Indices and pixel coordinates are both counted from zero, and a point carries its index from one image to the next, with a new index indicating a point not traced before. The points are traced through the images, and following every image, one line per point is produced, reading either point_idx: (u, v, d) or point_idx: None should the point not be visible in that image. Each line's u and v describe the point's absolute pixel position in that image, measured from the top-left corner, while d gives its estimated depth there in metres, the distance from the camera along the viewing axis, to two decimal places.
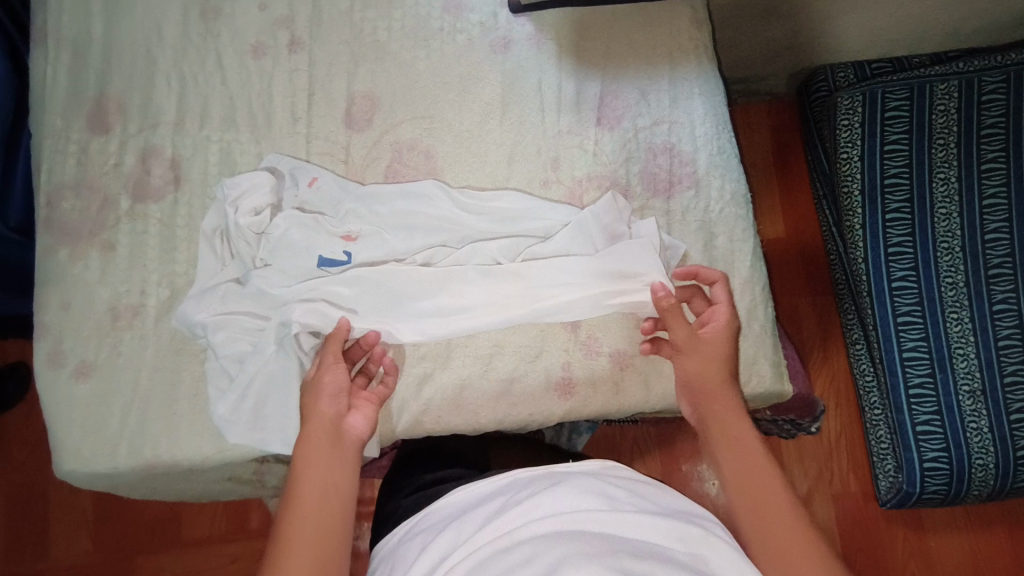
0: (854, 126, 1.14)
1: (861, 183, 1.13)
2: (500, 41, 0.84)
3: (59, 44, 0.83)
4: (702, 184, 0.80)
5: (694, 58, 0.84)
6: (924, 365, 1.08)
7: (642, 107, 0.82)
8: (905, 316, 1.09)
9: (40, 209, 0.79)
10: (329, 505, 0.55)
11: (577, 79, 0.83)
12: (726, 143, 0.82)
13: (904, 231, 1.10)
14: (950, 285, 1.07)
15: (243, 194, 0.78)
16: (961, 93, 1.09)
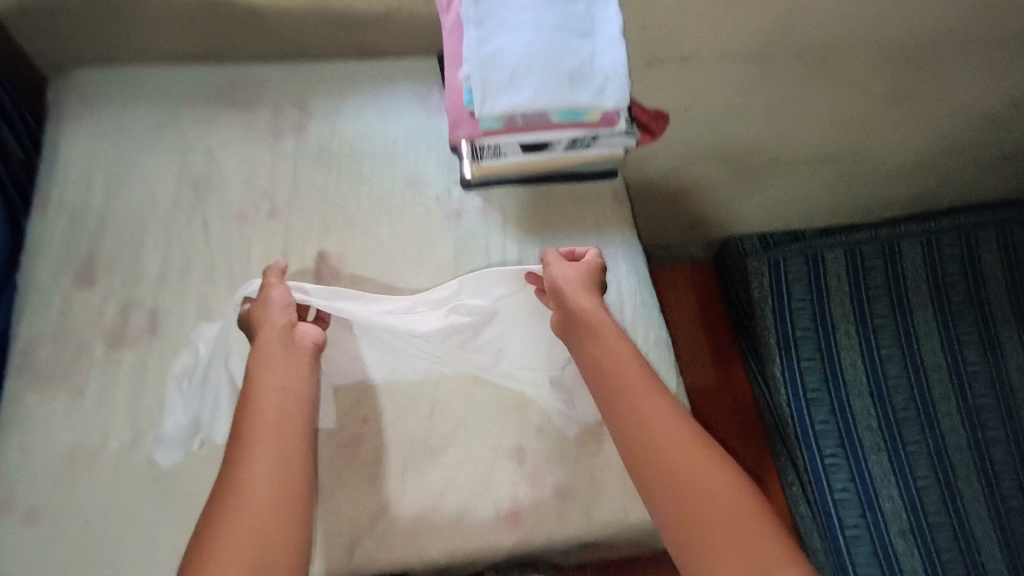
0: (764, 286, 1.32)
1: (777, 337, 1.29)
2: (453, 213, 0.99)
3: (58, 211, 0.93)
4: (630, 331, 0.92)
5: (617, 228, 1.01)
6: (854, 504, 1.18)
7: None
8: (831, 457, 1.21)
9: (15, 355, 0.84)
10: (277, 459, 0.64)
11: (519, 244, 0.98)
12: (647, 297, 0.96)
13: (819, 379, 1.25)
14: (867, 428, 1.21)
15: (216, 344, 0.84)
16: (848, 259, 1.30)
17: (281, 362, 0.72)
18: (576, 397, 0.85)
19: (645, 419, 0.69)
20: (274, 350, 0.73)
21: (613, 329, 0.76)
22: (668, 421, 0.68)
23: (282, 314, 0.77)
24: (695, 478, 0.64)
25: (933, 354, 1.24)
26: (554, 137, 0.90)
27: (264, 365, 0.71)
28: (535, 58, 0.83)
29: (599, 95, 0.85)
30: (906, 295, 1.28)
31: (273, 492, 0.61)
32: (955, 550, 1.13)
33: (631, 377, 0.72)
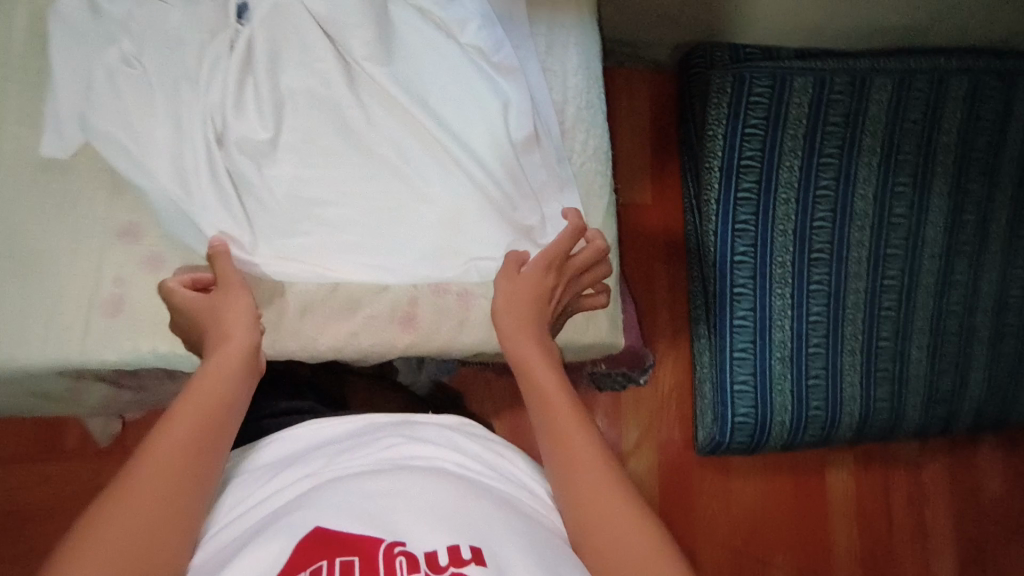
0: (722, 105, 1.21)
1: (720, 161, 1.21)
2: None
3: None
4: (566, 139, 0.81)
5: (576, 8, 0.83)
6: (747, 331, 1.21)
7: (522, 47, 0.80)
8: (740, 287, 1.21)
9: None
10: (196, 405, 0.53)
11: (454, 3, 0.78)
12: (594, 98, 0.83)
13: (750, 210, 1.20)
14: (781, 263, 1.19)
15: (59, 87, 0.68)
16: (814, 89, 1.19)
17: (227, 312, 0.61)
18: (502, 195, 0.77)
19: (532, 374, 0.60)
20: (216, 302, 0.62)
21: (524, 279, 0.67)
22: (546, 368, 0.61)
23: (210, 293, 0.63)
24: (558, 427, 0.56)
25: (863, 200, 1.19)
26: None
27: (223, 310, 0.61)
28: None
29: None
30: (861, 133, 1.19)
31: (194, 425, 0.51)
32: (823, 379, 1.21)
33: (529, 322, 0.65)
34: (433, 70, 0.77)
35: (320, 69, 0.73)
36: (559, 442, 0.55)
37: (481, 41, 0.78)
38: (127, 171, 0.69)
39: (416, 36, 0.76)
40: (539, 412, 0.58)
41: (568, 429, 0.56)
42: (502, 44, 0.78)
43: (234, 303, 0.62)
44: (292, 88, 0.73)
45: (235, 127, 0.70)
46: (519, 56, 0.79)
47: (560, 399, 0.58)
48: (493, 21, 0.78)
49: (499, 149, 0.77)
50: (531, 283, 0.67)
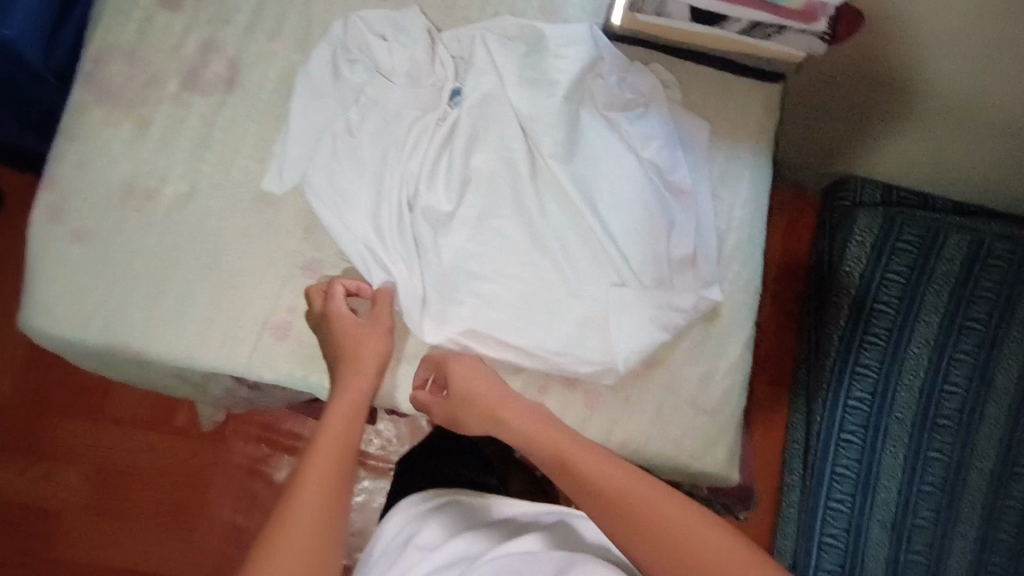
0: (865, 245, 1.17)
1: (852, 300, 1.17)
2: (569, 41, 0.81)
3: None
4: (722, 264, 0.83)
5: (756, 143, 0.86)
6: (849, 482, 1.13)
7: (697, 172, 0.83)
8: (849, 433, 1.14)
9: (85, 63, 0.77)
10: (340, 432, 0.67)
11: (644, 121, 0.82)
12: (757, 232, 0.84)
13: (875, 356, 1.15)
14: (898, 419, 1.13)
15: (293, 134, 0.78)
16: (970, 249, 1.14)
17: (365, 351, 0.73)
18: (650, 306, 0.79)
19: (574, 452, 0.66)
20: (361, 334, 0.74)
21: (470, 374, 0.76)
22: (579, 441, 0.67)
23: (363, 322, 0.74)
24: (622, 492, 0.61)
25: (1006, 375, 1.10)
26: (734, 12, 0.72)
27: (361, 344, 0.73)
28: None
29: None
30: (1014, 304, 1.12)
31: (336, 457, 0.64)
32: (926, 559, 1.09)
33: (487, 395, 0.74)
34: (607, 177, 0.81)
35: (508, 156, 0.79)
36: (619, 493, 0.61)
37: (660, 159, 0.82)
38: (326, 215, 0.77)
39: (601, 143, 0.81)
40: (588, 482, 0.64)
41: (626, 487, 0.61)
42: (680, 166, 0.82)
43: (377, 341, 0.74)
44: (480, 168, 0.79)
45: (426, 196, 0.78)
46: (694, 180, 0.83)
47: (612, 467, 0.63)
48: (675, 143, 0.82)
49: (656, 264, 0.81)
50: (482, 377, 0.76)
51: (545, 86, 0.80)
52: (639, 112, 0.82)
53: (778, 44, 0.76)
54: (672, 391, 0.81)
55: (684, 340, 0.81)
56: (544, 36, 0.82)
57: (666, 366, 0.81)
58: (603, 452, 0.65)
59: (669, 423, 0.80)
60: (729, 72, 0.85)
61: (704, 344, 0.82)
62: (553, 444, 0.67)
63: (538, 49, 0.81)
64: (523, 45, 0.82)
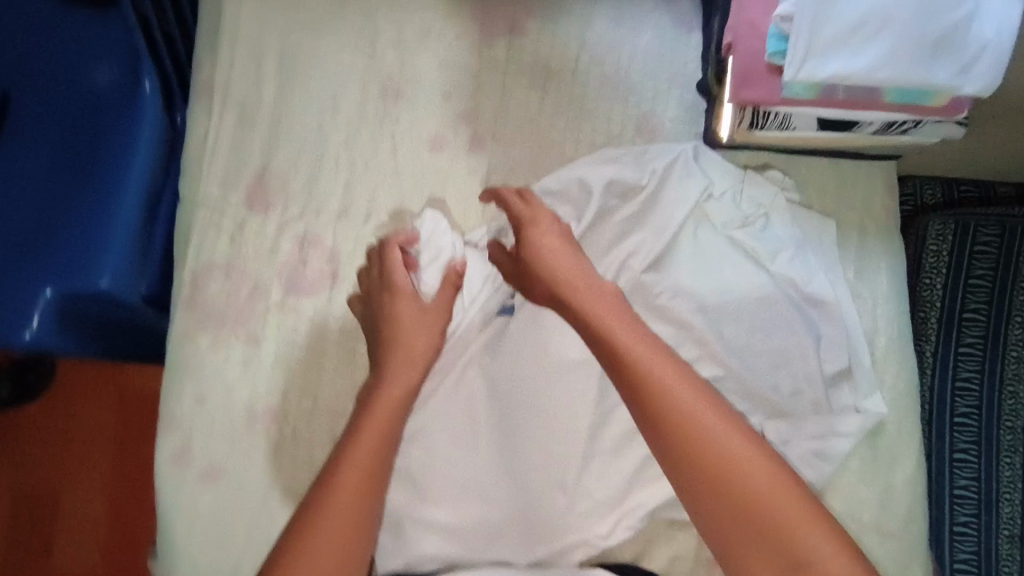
0: (943, 251, 0.94)
1: (940, 312, 0.94)
2: (685, 163, 0.76)
3: (225, 103, 0.74)
4: (878, 368, 0.77)
5: (883, 230, 0.80)
6: (971, 504, 0.92)
7: (829, 279, 0.77)
8: (962, 455, 0.92)
9: (182, 286, 0.71)
10: (379, 418, 0.60)
11: (766, 234, 0.77)
12: (906, 327, 0.78)
13: (975, 367, 0.93)
14: (1011, 429, 0.92)
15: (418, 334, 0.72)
16: None
17: (404, 326, 0.66)
18: (812, 437, 0.73)
19: (647, 374, 0.55)
20: (415, 324, 0.67)
21: (562, 251, 0.64)
22: (715, 419, 0.53)
23: (421, 313, 0.67)
24: (735, 472, 0.51)
25: None
26: (867, 117, 0.68)
27: (410, 331, 0.66)
28: (894, 13, 0.61)
29: (961, 75, 0.62)
30: None
31: (365, 493, 0.56)
32: None
33: (585, 293, 0.61)
34: (739, 300, 0.75)
35: (643, 292, 0.74)
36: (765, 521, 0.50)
37: (795, 271, 0.76)
38: (453, 413, 0.72)
39: (730, 260, 0.75)
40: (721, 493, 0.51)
41: (766, 503, 0.50)
42: (817, 276, 0.76)
43: (406, 307, 0.67)
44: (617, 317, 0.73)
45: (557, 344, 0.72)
46: (834, 287, 0.77)
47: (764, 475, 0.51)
48: (805, 251, 0.77)
49: (813, 387, 0.74)
50: (564, 241, 0.65)
51: (669, 218, 0.74)
52: (760, 225, 0.77)
53: (907, 137, 0.72)
54: (855, 517, 0.74)
55: (856, 460, 0.75)
56: (657, 167, 0.76)
57: (844, 492, 0.74)
58: (695, 389, 0.55)
59: (863, 553, 0.73)
60: (841, 163, 0.81)
61: (877, 461, 0.75)
62: (633, 368, 0.55)
63: (634, 182, 0.76)
64: (632, 176, 0.76)
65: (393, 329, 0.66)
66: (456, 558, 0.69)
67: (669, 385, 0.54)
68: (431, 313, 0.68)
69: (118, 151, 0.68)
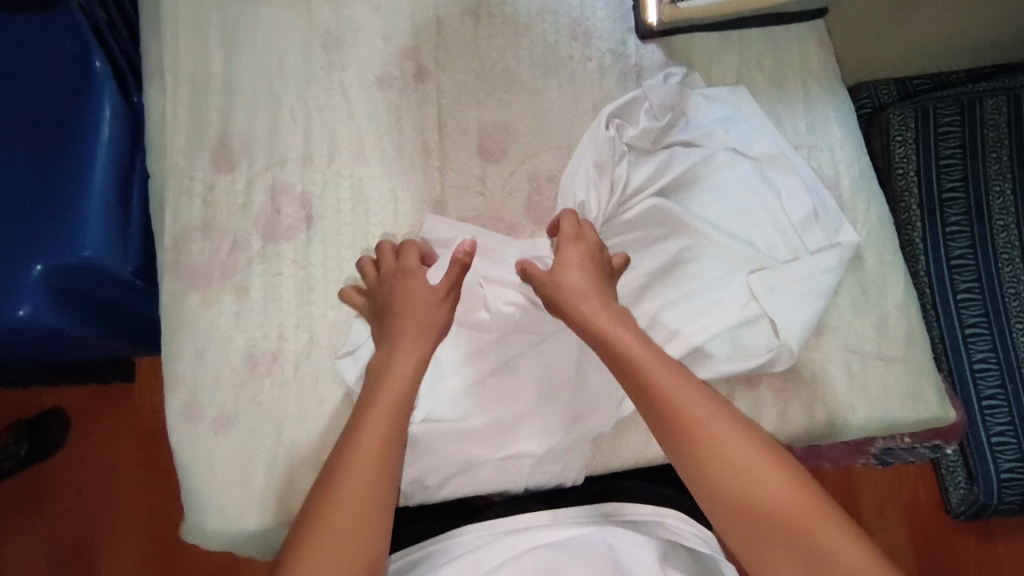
0: (908, 140, 1.08)
1: (919, 197, 1.08)
2: (633, 69, 0.83)
3: (177, 79, 0.77)
4: (847, 209, 0.79)
5: (825, 82, 0.83)
6: (994, 376, 1.04)
7: (767, 137, 0.79)
8: (973, 328, 1.05)
9: (165, 252, 0.74)
10: (401, 403, 0.62)
11: (697, 112, 0.80)
12: (867, 167, 0.80)
13: (964, 242, 1.06)
14: (1014, 295, 1.04)
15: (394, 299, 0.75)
16: (1009, 107, 1.05)
17: (410, 306, 0.67)
18: (796, 280, 0.74)
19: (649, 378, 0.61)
20: (412, 285, 0.68)
21: (588, 266, 0.68)
22: (664, 371, 0.62)
23: (432, 287, 0.68)
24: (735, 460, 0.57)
25: None
26: None
27: (410, 304, 0.67)
28: None
29: None
30: None
31: (378, 487, 0.58)
32: None
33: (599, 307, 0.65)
34: (689, 184, 0.78)
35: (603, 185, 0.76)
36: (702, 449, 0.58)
37: (733, 140, 0.79)
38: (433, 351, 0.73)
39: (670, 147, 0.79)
40: (666, 428, 0.60)
41: (757, 484, 0.56)
42: (756, 137, 0.79)
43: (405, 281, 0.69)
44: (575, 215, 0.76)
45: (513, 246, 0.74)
46: (777, 142, 0.79)
47: (704, 414, 0.60)
48: (736, 120, 0.80)
49: (786, 237, 0.76)
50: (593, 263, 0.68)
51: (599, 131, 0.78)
52: (686, 113, 0.80)
53: None
54: (855, 350, 0.75)
55: (845, 295, 0.76)
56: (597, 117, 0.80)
57: (838, 329, 0.76)
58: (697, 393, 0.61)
59: (868, 384, 0.75)
60: (772, 28, 0.84)
61: (867, 295, 0.77)
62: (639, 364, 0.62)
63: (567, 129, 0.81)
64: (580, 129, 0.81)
65: (402, 306, 0.67)
66: (475, 457, 0.70)
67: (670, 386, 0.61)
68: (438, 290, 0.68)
69: (83, 133, 0.72)
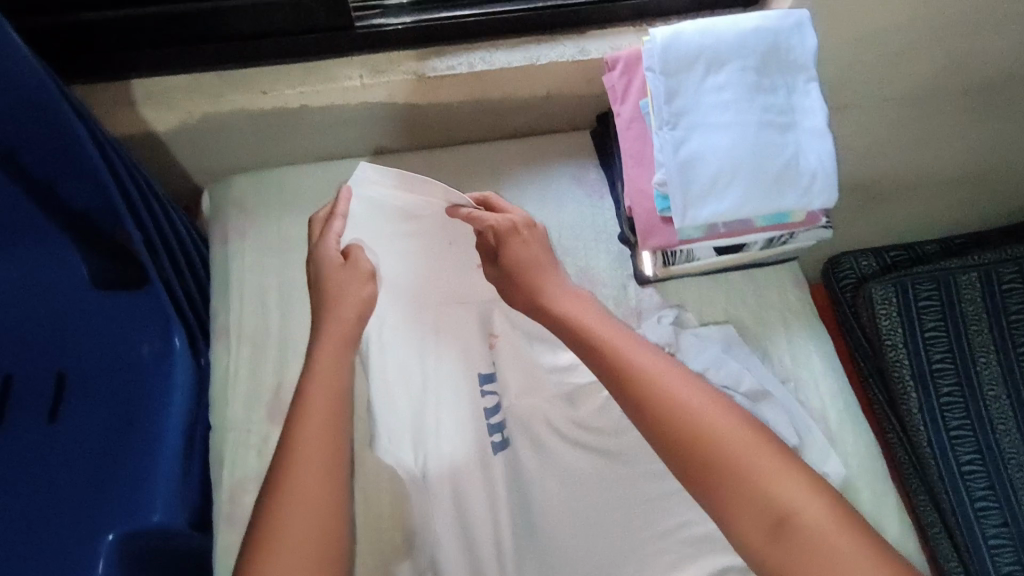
0: (893, 315, 1.14)
1: (911, 369, 1.13)
2: (633, 311, 0.94)
3: (240, 337, 0.90)
4: (836, 438, 0.87)
5: (803, 319, 0.94)
6: (1012, 553, 1.04)
7: (755, 376, 0.88)
8: (982, 501, 1.07)
9: (221, 503, 0.81)
10: (329, 387, 0.70)
11: (692, 351, 0.90)
12: (849, 397, 0.90)
13: (961, 413, 1.10)
14: (1018, 467, 1.06)
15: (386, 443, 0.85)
16: (982, 283, 1.13)
17: (343, 302, 0.79)
18: None
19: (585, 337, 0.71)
20: (342, 275, 0.81)
21: (529, 250, 0.82)
22: (602, 330, 0.71)
23: (342, 267, 0.82)
24: (667, 399, 0.62)
25: None
26: (749, 237, 0.85)
27: (335, 285, 0.80)
28: (740, 165, 0.80)
29: (807, 196, 0.80)
30: None
31: (326, 445, 0.65)
32: None
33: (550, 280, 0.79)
34: None
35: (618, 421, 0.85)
36: (682, 424, 0.60)
37: (724, 378, 0.87)
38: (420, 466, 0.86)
39: None
40: (608, 375, 0.67)
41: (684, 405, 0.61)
42: (744, 375, 0.87)
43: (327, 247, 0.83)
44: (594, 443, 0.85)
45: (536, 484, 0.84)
46: (763, 381, 0.88)
47: (639, 357, 0.66)
48: (725, 360, 0.89)
49: None
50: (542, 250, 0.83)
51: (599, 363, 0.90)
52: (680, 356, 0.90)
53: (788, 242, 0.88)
54: None
55: None
56: None
57: None
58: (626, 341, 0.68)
59: None
60: (755, 271, 0.96)
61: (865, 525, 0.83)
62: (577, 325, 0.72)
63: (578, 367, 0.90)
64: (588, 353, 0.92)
65: (331, 291, 0.80)
66: None
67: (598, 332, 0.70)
68: (351, 271, 0.82)
69: (159, 403, 0.85)
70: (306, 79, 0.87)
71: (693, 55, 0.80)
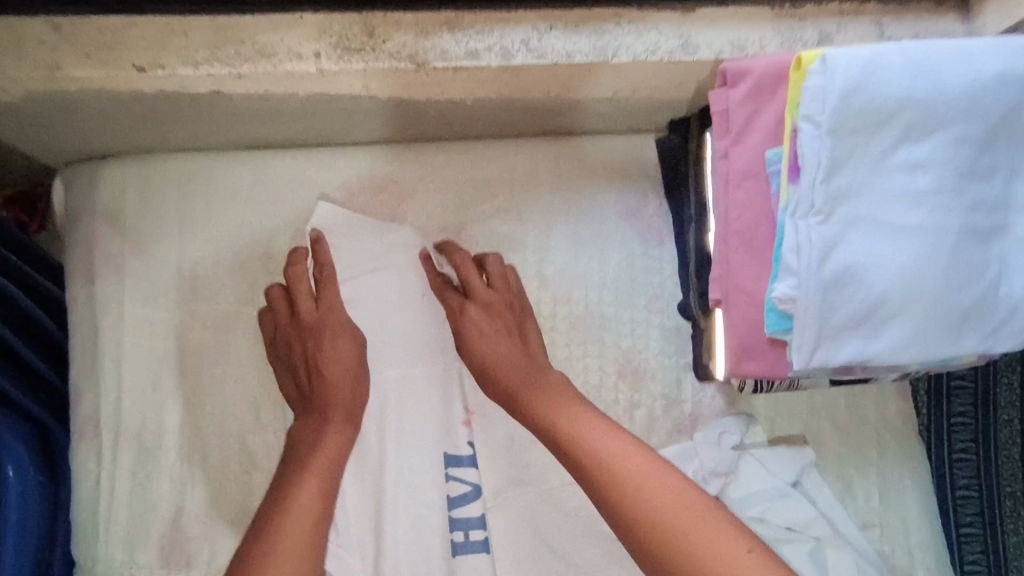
0: None
1: None
2: (687, 419, 0.70)
3: (118, 437, 0.62)
4: None
5: (901, 443, 0.72)
6: None
7: (829, 520, 0.67)
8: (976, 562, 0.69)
9: None
10: (325, 493, 0.54)
11: (763, 488, 0.67)
12: (944, 553, 0.70)
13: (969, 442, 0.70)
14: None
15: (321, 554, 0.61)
16: None
17: (337, 387, 0.59)
18: None
19: (563, 426, 0.56)
20: (339, 340, 0.61)
21: (494, 327, 0.63)
22: (582, 417, 0.56)
23: (345, 330, 0.62)
24: (661, 520, 0.48)
25: None
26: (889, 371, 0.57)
27: (332, 365, 0.60)
28: (915, 294, 0.51)
29: (992, 339, 0.52)
30: None
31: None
32: None
33: (511, 357, 0.62)
34: None
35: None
36: (686, 557, 0.46)
37: (789, 519, 0.66)
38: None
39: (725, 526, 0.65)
40: (585, 478, 0.53)
41: (683, 530, 0.47)
42: (816, 516, 0.66)
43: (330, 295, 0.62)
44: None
45: None
46: (839, 524, 0.67)
47: (628, 455, 0.53)
48: (794, 495, 0.67)
49: None
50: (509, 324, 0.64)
51: None
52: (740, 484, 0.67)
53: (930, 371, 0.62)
54: None
55: None
56: None
57: None
58: (618, 437, 0.54)
59: None
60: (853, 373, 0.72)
61: None
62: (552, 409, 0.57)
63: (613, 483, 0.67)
64: None
65: (326, 365, 0.60)
66: None
67: (580, 425, 0.55)
68: (352, 344, 0.61)
69: None
70: (216, 47, 0.51)
71: (888, 105, 0.49)
